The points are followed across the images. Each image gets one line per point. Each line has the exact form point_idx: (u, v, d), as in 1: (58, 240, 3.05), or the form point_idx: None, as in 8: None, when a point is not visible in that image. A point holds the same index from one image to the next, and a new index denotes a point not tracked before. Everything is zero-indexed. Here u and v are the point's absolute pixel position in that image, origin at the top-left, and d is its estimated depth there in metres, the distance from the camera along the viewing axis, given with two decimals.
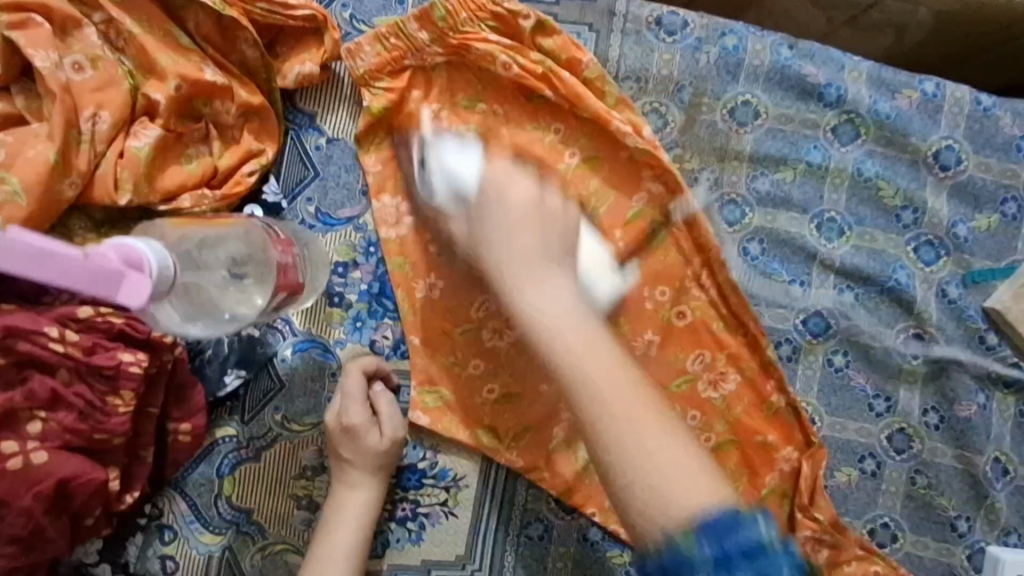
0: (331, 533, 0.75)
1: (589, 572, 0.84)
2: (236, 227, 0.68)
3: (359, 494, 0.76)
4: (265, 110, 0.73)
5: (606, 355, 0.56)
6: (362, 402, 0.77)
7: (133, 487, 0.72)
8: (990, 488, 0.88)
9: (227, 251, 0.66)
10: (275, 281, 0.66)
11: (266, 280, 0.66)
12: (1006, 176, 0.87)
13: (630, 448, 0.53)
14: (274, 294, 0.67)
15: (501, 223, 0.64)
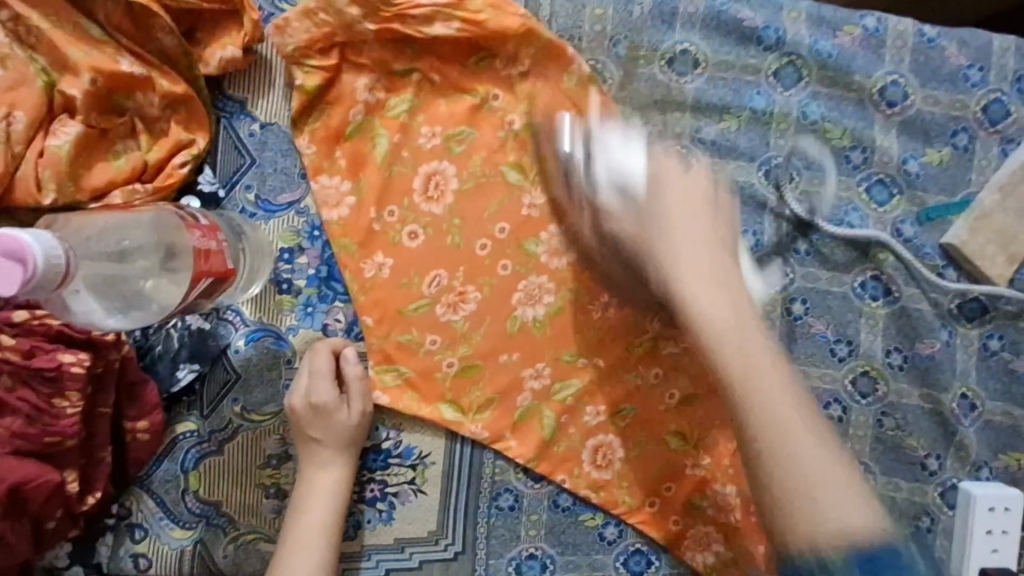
0: (304, 517, 0.75)
1: (562, 535, 0.86)
2: (148, 218, 0.67)
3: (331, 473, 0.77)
4: (192, 100, 0.72)
5: (779, 380, 0.60)
6: (329, 379, 0.78)
7: (95, 487, 0.72)
8: (958, 424, 0.91)
9: (141, 241, 0.65)
10: (196, 269, 0.65)
11: (185, 268, 0.65)
12: (955, 108, 0.87)
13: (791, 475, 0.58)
14: (197, 283, 0.65)
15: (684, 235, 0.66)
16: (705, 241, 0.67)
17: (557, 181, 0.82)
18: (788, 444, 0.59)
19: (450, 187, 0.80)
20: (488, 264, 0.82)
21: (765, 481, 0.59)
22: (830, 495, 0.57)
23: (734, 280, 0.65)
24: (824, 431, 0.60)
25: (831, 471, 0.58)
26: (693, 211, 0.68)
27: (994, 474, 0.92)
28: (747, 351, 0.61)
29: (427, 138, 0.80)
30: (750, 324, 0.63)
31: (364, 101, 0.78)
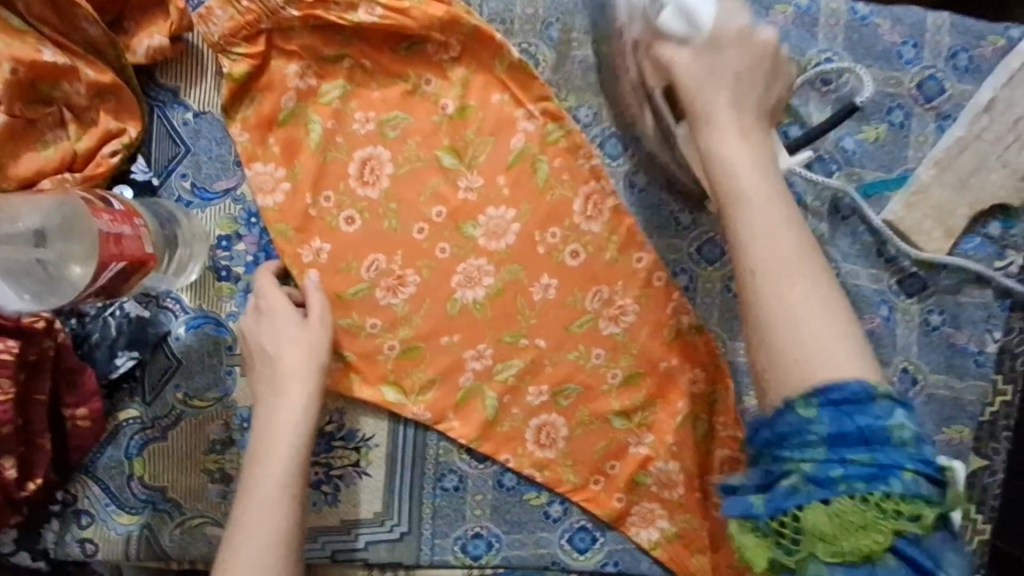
0: (256, 456, 0.70)
1: (508, 514, 0.87)
2: (50, 201, 0.66)
3: (292, 392, 0.73)
4: (120, 89, 0.73)
5: (773, 240, 0.63)
6: (281, 295, 0.77)
7: (36, 474, 0.73)
8: (899, 399, 0.92)
9: (39, 222, 0.64)
10: (101, 255, 0.64)
11: (91, 253, 0.64)
12: (890, 84, 0.88)
13: (770, 290, 0.62)
14: (104, 268, 0.65)
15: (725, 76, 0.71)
16: (740, 101, 0.70)
17: (493, 165, 0.83)
18: (772, 246, 0.63)
19: (385, 172, 0.81)
20: (426, 247, 0.82)
21: (764, 301, 0.62)
22: (807, 309, 0.61)
23: (759, 153, 0.69)
24: (823, 280, 0.62)
25: (820, 307, 0.61)
26: (743, 76, 0.71)
27: (938, 447, 0.93)
28: (744, 166, 0.68)
29: (361, 125, 0.81)
30: (777, 191, 0.66)
31: (296, 88, 0.79)
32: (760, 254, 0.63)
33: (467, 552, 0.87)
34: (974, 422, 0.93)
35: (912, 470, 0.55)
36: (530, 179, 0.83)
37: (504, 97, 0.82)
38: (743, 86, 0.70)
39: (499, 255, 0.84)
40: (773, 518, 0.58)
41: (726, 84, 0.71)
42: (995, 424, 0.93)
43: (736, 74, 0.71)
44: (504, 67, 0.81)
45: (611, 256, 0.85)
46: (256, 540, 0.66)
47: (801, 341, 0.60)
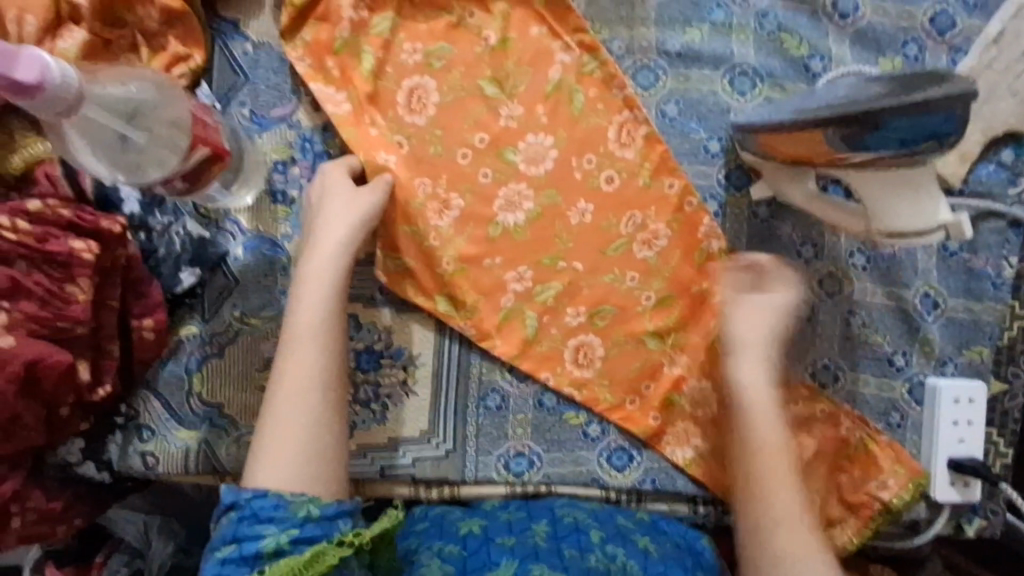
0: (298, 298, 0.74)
1: (548, 433, 0.90)
2: (143, 79, 0.70)
3: (325, 253, 0.76)
4: (187, 15, 0.78)
5: (790, 521, 0.74)
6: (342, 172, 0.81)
7: (105, 380, 0.77)
8: (921, 321, 0.96)
9: (134, 96, 0.67)
10: (191, 134, 0.68)
11: (183, 132, 0.68)
12: (903, 19, 0.93)
13: (762, 499, 0.75)
14: (192, 149, 0.69)
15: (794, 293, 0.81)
16: (778, 446, 0.77)
17: (530, 94, 0.88)
18: (785, 538, 0.73)
19: (431, 101, 0.86)
20: (469, 171, 0.87)
21: (762, 505, 0.75)
22: (797, 546, 0.73)
23: (773, 395, 0.79)
24: (797, 492, 0.75)
25: (815, 561, 0.72)
26: (769, 415, 0.78)
27: (959, 370, 0.97)
28: (780, 506, 0.74)
29: (408, 55, 0.86)
30: (780, 448, 0.77)
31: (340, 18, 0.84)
32: (768, 470, 0.76)
33: (510, 470, 0.89)
34: (993, 343, 0.96)
35: None
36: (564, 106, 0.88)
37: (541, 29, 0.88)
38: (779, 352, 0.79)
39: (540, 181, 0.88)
40: None
41: (765, 350, 0.79)
42: (1015, 349, 0.96)
43: (770, 354, 0.79)
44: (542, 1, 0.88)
45: (644, 182, 0.89)
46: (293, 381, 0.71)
47: (781, 560, 0.73)
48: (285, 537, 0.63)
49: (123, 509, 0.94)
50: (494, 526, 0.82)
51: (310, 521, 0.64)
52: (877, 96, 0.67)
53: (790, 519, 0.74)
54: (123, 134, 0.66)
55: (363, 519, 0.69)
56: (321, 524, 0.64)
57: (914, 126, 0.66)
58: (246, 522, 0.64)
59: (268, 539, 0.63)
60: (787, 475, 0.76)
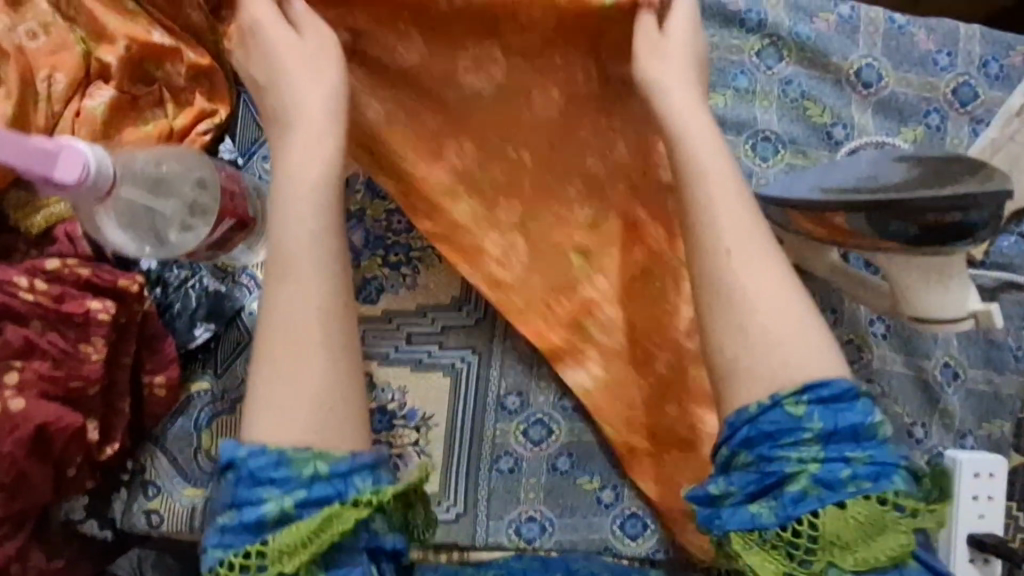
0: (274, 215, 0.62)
1: (561, 498, 0.87)
2: (170, 153, 0.70)
3: (303, 147, 0.63)
4: (214, 71, 0.78)
5: (740, 228, 0.62)
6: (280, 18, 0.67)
7: (114, 438, 0.75)
8: (941, 392, 0.94)
9: (163, 171, 0.68)
10: (221, 206, 0.69)
11: (212, 205, 0.69)
12: (926, 89, 0.93)
13: (711, 219, 0.62)
14: (220, 220, 0.69)
15: (676, 84, 0.68)
16: (731, 191, 0.63)
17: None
18: (744, 286, 0.60)
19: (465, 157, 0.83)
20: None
21: (706, 246, 0.62)
22: (767, 304, 0.60)
23: (732, 174, 0.64)
24: (742, 204, 0.63)
25: (790, 317, 0.60)
26: (733, 194, 0.63)
27: (979, 443, 0.95)
28: (752, 275, 0.61)
29: None
30: (745, 221, 0.62)
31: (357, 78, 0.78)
32: (716, 208, 0.63)
33: (521, 536, 0.87)
34: (1014, 417, 0.95)
35: (905, 468, 0.57)
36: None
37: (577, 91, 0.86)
38: (692, 81, 0.68)
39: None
40: (785, 527, 0.56)
41: (688, 94, 0.67)
42: None
43: (730, 185, 0.63)
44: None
45: None
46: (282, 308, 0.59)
47: (759, 329, 0.59)
48: (288, 501, 0.54)
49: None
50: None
51: (319, 480, 0.55)
52: (906, 185, 0.69)
53: (751, 252, 0.61)
54: (153, 207, 0.67)
55: (387, 472, 0.58)
56: (331, 483, 0.55)
57: (939, 218, 0.67)
58: (246, 484, 0.55)
59: (270, 504, 0.54)
60: (736, 206, 0.63)
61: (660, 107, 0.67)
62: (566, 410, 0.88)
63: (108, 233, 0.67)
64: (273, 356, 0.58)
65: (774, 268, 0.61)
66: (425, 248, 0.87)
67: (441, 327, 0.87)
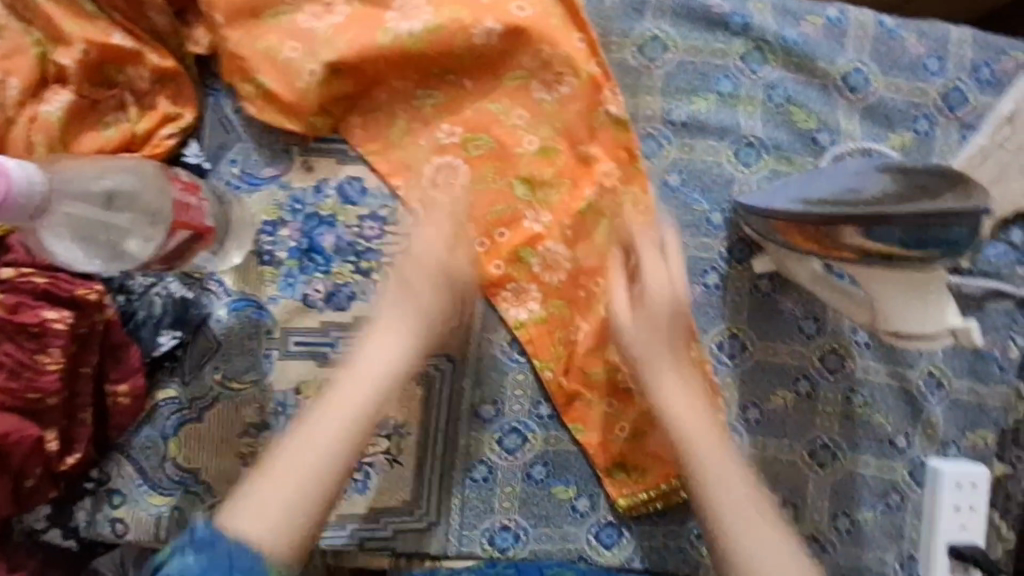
0: (353, 371, 0.70)
1: (535, 508, 0.86)
2: (121, 165, 0.71)
3: (382, 338, 0.72)
4: (178, 74, 0.77)
5: (718, 452, 0.75)
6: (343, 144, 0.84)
7: (76, 449, 0.74)
8: (926, 403, 0.93)
9: (116, 184, 0.69)
10: (175, 218, 0.70)
11: (165, 217, 0.70)
12: (916, 95, 0.91)
13: (701, 470, 0.74)
14: (175, 232, 0.70)
15: (656, 285, 0.79)
16: (701, 412, 0.76)
17: (516, 161, 0.86)
18: (718, 484, 0.73)
19: (457, 180, 0.85)
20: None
21: (691, 459, 0.75)
22: (749, 534, 0.71)
23: (724, 449, 0.75)
24: (721, 442, 0.76)
25: (770, 541, 0.71)
26: (713, 441, 0.75)
27: (961, 452, 0.94)
28: (728, 488, 0.73)
29: (403, 124, 0.86)
30: (735, 484, 0.73)
31: (312, 83, 0.80)
32: (700, 445, 0.75)
33: (494, 545, 0.86)
34: (996, 427, 0.94)
35: None
36: (566, 172, 0.86)
37: (531, 99, 0.86)
38: (672, 291, 0.81)
39: (536, 246, 0.86)
40: None
41: (671, 295, 0.79)
42: (1018, 431, 0.94)
43: (681, 354, 0.78)
44: (524, 71, 0.86)
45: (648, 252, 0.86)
46: (317, 421, 0.66)
47: (736, 524, 0.71)
48: None
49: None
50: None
51: None
52: (885, 198, 0.69)
53: (726, 479, 0.73)
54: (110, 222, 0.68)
55: None
56: None
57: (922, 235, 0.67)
58: None
59: None
60: (726, 461, 0.75)
61: (640, 291, 0.79)
62: (542, 420, 0.87)
63: (59, 249, 0.69)
64: (293, 464, 0.64)
65: (733, 466, 0.75)
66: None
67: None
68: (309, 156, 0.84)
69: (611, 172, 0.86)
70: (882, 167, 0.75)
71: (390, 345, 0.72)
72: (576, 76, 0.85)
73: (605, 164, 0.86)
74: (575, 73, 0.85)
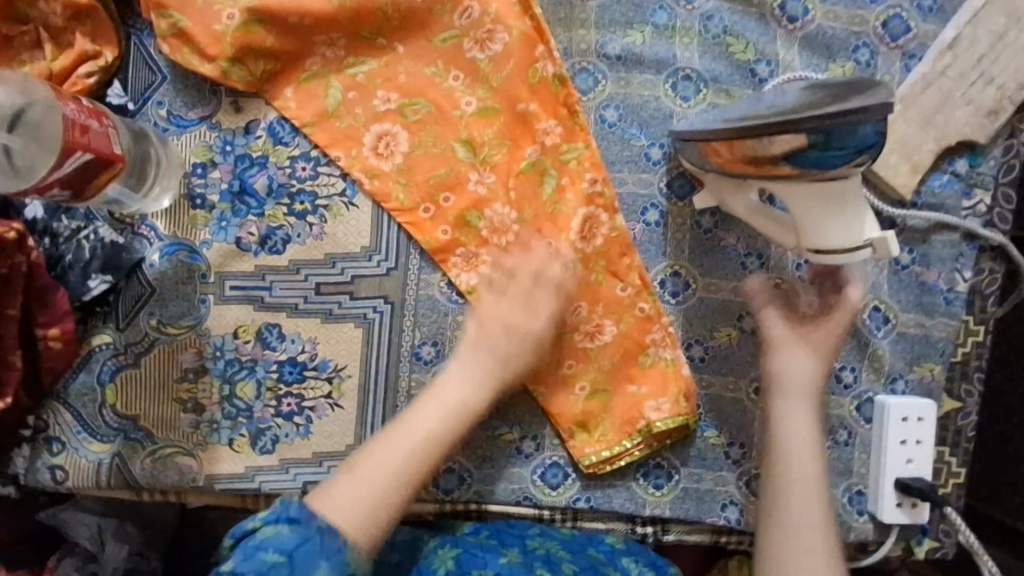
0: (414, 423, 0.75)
1: (479, 451, 0.86)
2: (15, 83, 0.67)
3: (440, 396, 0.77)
4: (93, 10, 0.78)
5: (809, 450, 0.81)
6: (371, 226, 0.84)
7: (7, 393, 0.74)
8: (870, 336, 0.92)
9: (6, 103, 0.65)
10: (65, 140, 0.65)
11: (58, 138, 0.65)
12: (855, 23, 0.90)
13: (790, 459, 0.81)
14: (66, 155, 0.66)
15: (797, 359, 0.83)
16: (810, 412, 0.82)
17: (456, 123, 0.84)
18: (796, 472, 0.80)
19: (387, 116, 0.83)
20: (404, 190, 0.83)
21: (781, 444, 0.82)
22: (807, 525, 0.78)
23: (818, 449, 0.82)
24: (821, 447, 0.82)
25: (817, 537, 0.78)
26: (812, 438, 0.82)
27: (910, 387, 0.93)
28: (805, 483, 0.80)
29: (326, 56, 0.83)
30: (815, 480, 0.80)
31: (230, 24, 0.79)
32: (797, 438, 0.81)
33: (439, 487, 0.86)
34: (945, 360, 0.93)
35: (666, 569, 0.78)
36: (507, 133, 0.84)
37: (458, 28, 0.83)
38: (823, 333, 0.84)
39: (483, 209, 0.83)
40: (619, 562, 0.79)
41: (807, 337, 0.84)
42: (967, 365, 0.94)
43: (816, 396, 0.83)
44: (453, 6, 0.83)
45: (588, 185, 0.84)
46: (407, 453, 0.74)
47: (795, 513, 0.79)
48: None
49: (78, 510, 0.90)
50: (466, 556, 0.79)
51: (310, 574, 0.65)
52: (808, 103, 0.69)
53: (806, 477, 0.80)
54: (2, 143, 0.65)
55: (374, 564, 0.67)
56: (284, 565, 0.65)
57: (833, 139, 0.68)
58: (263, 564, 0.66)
59: None
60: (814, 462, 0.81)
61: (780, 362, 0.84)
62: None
63: None
64: (396, 469, 0.73)
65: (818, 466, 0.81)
66: (331, 196, 0.84)
67: (351, 277, 0.84)
68: (237, 97, 0.83)
69: (552, 130, 0.84)
70: (825, 83, 0.73)
71: (460, 383, 0.77)
72: (508, 32, 0.83)
73: (546, 121, 0.84)
74: (507, 29, 0.82)
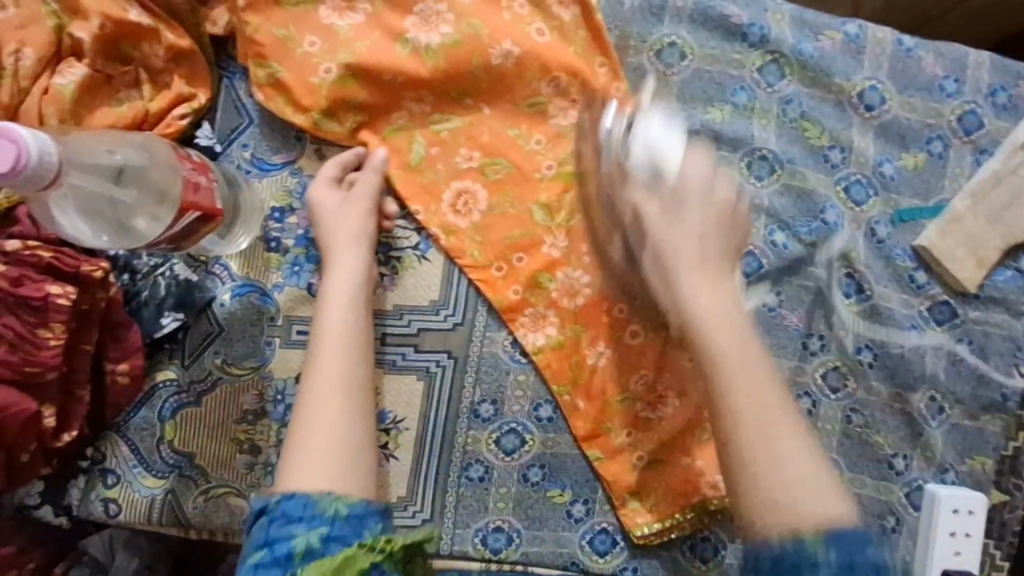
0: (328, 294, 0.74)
1: (529, 511, 0.83)
2: (136, 144, 0.70)
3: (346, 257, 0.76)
4: (194, 54, 0.81)
5: (740, 353, 0.66)
6: (439, 283, 0.85)
7: (71, 427, 0.73)
8: (925, 425, 0.89)
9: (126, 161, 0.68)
10: (183, 200, 0.68)
11: (175, 198, 0.68)
12: (931, 114, 0.91)
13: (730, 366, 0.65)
14: (182, 214, 0.68)
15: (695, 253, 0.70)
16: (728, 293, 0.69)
17: (535, 185, 0.85)
18: (741, 380, 0.64)
19: (467, 175, 0.85)
20: (477, 251, 0.84)
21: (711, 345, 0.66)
22: (787, 457, 0.61)
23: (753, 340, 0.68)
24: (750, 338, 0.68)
25: (799, 460, 0.62)
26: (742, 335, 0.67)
27: (960, 478, 0.88)
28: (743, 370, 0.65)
29: (411, 110, 0.85)
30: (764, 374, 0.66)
31: (326, 81, 0.82)
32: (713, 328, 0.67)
33: (487, 546, 0.83)
34: (997, 454, 0.89)
35: None
36: None
37: (543, 94, 0.85)
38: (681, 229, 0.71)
39: (554, 271, 0.85)
40: None
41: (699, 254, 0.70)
42: (1017, 459, 0.89)
43: (730, 293, 0.70)
44: (540, 74, 0.85)
45: None
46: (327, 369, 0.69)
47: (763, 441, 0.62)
48: (314, 536, 0.58)
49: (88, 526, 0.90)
50: None
51: (339, 520, 0.59)
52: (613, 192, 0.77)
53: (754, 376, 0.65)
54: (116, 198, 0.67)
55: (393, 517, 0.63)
56: (348, 522, 0.59)
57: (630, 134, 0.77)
58: (278, 524, 0.59)
59: (300, 539, 0.58)
60: (752, 354, 0.66)
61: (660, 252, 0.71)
62: (541, 422, 0.85)
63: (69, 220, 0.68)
64: (319, 371, 0.69)
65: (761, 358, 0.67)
66: (405, 248, 0.85)
67: (417, 330, 0.85)
68: (321, 145, 0.84)
69: None
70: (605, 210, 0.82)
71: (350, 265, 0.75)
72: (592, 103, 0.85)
73: None
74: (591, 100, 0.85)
